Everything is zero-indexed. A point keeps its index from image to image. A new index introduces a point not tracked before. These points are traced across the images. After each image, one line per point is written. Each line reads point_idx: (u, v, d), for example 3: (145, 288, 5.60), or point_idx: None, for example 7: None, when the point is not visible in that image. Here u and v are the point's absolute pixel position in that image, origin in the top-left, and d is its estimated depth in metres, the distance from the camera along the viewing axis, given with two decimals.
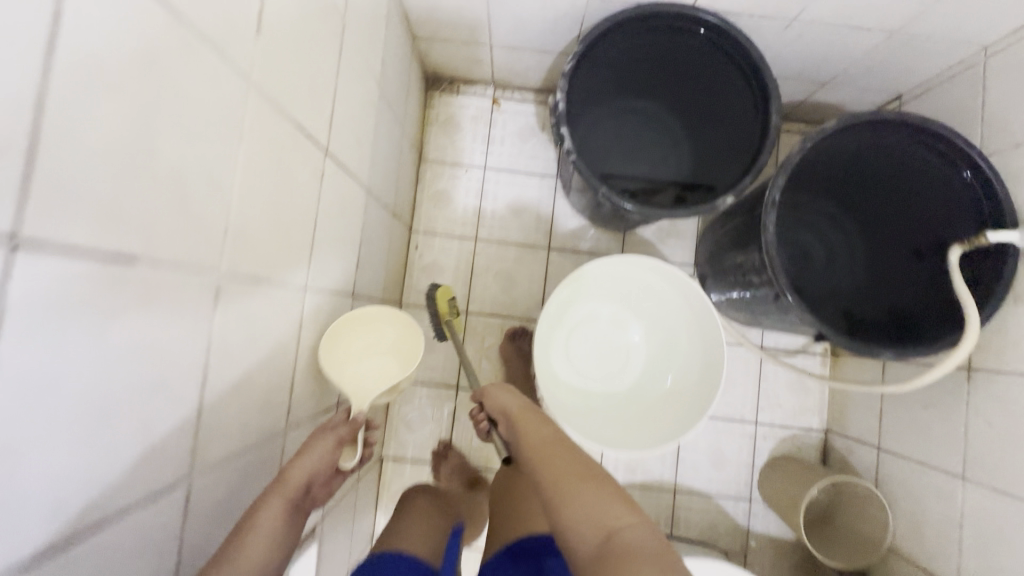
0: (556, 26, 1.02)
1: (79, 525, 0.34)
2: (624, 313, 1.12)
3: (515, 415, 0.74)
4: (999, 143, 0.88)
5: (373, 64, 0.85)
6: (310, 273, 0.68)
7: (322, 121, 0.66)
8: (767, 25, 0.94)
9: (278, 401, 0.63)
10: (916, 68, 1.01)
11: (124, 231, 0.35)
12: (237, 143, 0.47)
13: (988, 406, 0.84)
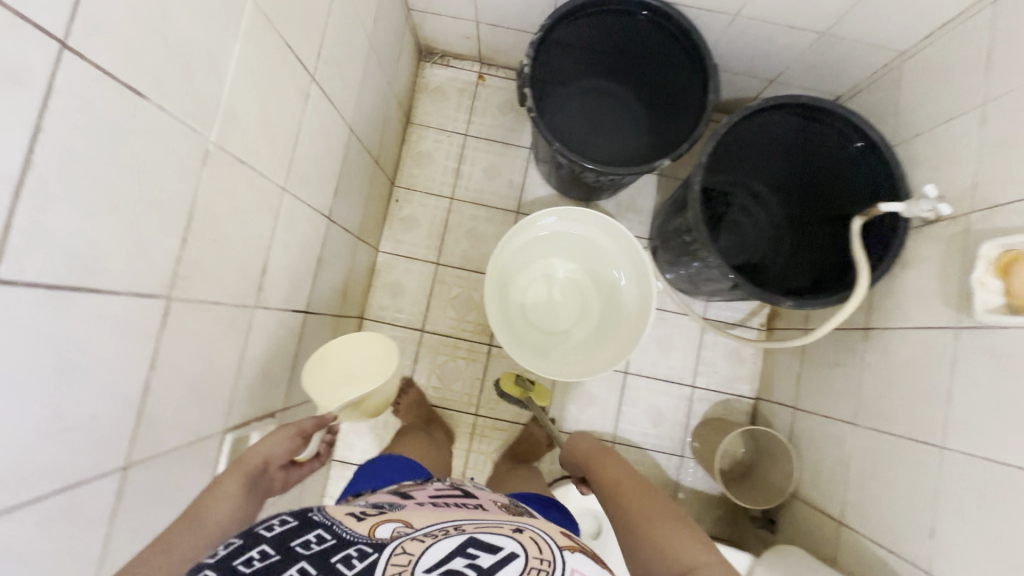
0: (533, 6, 1.15)
1: (83, 282, 0.45)
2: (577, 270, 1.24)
3: (590, 457, 0.83)
4: (904, 134, 1.00)
5: (365, 18, 0.98)
6: (289, 177, 0.79)
7: (311, 49, 0.78)
8: (714, 17, 1.07)
9: (251, 277, 0.74)
10: (848, 70, 1.14)
11: (139, 71, 0.47)
12: (233, 40, 0.59)
13: (875, 359, 0.95)
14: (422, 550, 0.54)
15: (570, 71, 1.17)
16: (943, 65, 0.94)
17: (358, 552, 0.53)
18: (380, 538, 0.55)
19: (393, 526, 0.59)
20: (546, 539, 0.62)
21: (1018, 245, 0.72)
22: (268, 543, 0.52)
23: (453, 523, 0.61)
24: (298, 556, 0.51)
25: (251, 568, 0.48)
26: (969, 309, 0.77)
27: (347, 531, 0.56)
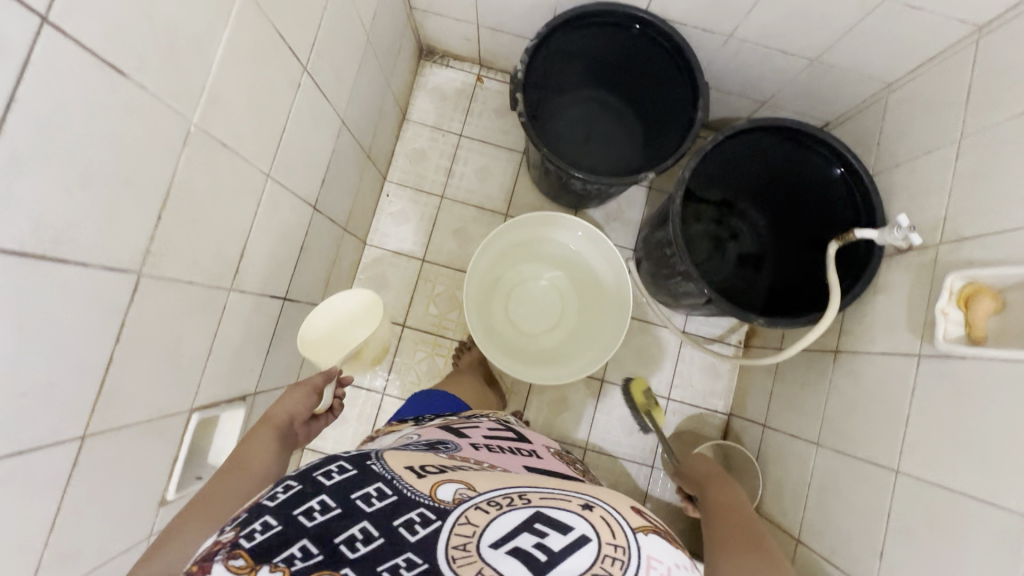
0: (532, 13, 1.17)
1: (49, 251, 0.46)
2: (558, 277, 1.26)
3: (708, 472, 0.90)
4: (885, 164, 1.02)
5: (364, 13, 0.99)
6: (274, 163, 0.80)
7: (304, 39, 0.79)
8: (708, 37, 1.09)
9: (228, 260, 0.75)
10: (837, 97, 1.16)
11: (122, 49, 0.48)
12: (222, 25, 0.61)
13: (843, 381, 0.97)
14: (487, 522, 0.53)
15: (565, 81, 1.19)
16: (926, 99, 0.96)
17: (422, 516, 0.53)
18: (443, 503, 0.54)
19: (455, 487, 0.57)
20: (619, 520, 0.57)
21: (980, 278, 0.73)
22: (328, 495, 0.54)
23: (518, 491, 0.58)
24: (360, 514, 0.53)
25: (313, 522, 0.51)
26: (931, 338, 0.79)
27: (409, 489, 0.56)
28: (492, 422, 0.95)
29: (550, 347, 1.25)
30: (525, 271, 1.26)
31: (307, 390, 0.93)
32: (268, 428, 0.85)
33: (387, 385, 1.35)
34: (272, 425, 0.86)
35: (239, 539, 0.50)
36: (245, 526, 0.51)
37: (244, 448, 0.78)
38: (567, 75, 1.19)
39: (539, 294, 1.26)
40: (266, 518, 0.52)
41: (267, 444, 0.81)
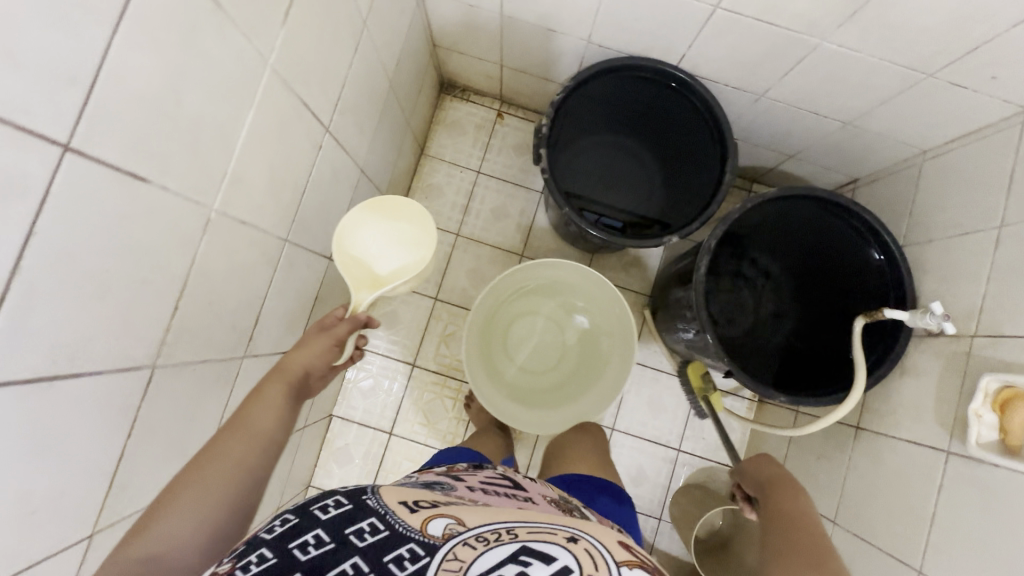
0: (558, 60, 1.14)
1: (61, 369, 0.44)
2: (559, 316, 1.24)
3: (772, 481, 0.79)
4: (916, 236, 0.99)
5: (388, 63, 0.97)
6: (292, 227, 0.79)
7: (327, 102, 0.77)
8: (737, 95, 1.06)
9: (243, 329, 0.74)
10: (867, 157, 1.13)
11: (144, 157, 0.46)
12: (247, 109, 0.59)
13: (863, 461, 0.94)
14: (474, 557, 0.51)
15: (592, 129, 1.15)
16: (964, 175, 0.93)
17: (411, 552, 0.51)
18: (432, 538, 0.52)
19: (446, 522, 0.55)
20: (603, 552, 0.55)
21: (1018, 384, 0.71)
22: (324, 529, 0.53)
23: (507, 525, 0.56)
24: (354, 550, 0.51)
25: (307, 556, 0.49)
26: (963, 437, 0.76)
27: (401, 523, 0.54)
28: (489, 473, 0.83)
29: (545, 387, 1.22)
30: (538, 310, 1.23)
31: (327, 341, 0.75)
32: (280, 382, 0.69)
33: (394, 424, 1.33)
34: (286, 379, 0.70)
35: (236, 570, 0.47)
36: (241, 557, 0.49)
37: (248, 419, 0.63)
38: (594, 123, 1.15)
39: (536, 330, 1.24)
40: (263, 550, 0.49)
41: (276, 409, 0.66)
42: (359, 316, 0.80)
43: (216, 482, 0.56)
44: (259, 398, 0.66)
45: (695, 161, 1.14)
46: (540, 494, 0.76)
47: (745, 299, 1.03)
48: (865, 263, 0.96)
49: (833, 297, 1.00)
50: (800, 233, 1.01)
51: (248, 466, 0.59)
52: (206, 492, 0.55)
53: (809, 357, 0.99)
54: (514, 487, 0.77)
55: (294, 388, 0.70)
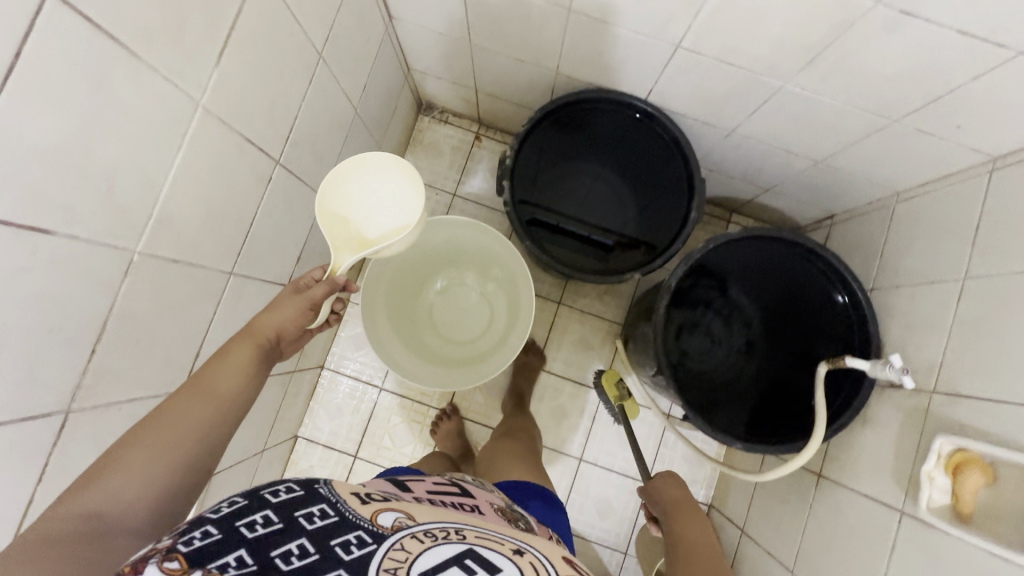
0: (530, 88, 1.13)
1: None
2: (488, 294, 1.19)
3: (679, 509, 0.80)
4: (885, 281, 0.97)
5: (352, 90, 0.97)
6: (238, 259, 0.78)
7: (277, 135, 0.77)
8: (708, 129, 1.05)
9: (181, 363, 0.73)
10: (842, 195, 1.11)
11: (48, 209, 0.45)
12: (175, 151, 0.58)
13: (823, 511, 0.92)
14: (421, 550, 0.49)
15: (569, 157, 1.13)
16: (932, 221, 0.91)
17: (359, 539, 0.48)
18: (381, 529, 0.50)
19: (394, 515, 0.53)
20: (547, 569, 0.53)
21: (970, 447, 0.68)
22: (272, 510, 0.48)
23: (455, 527, 0.54)
24: (300, 531, 0.47)
25: (255, 534, 0.45)
26: (916, 498, 0.74)
27: (351, 511, 0.51)
28: (438, 478, 0.77)
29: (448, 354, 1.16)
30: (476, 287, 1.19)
31: (302, 303, 0.68)
32: (247, 345, 0.64)
33: (359, 447, 1.32)
34: (253, 344, 0.64)
35: (176, 546, 0.43)
36: (184, 533, 0.44)
37: (209, 385, 0.58)
38: (571, 151, 1.13)
39: (463, 303, 1.20)
40: (207, 526, 0.45)
41: (244, 371, 0.62)
42: (337, 280, 0.72)
43: (170, 441, 0.52)
44: (224, 360, 0.61)
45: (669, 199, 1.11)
46: (488, 498, 0.73)
47: (710, 339, 1.00)
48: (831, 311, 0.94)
49: (802, 345, 0.96)
50: (771, 277, 0.99)
51: (202, 432, 0.55)
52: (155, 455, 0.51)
53: (772, 404, 0.95)
54: (461, 495, 0.71)
55: (262, 351, 0.65)
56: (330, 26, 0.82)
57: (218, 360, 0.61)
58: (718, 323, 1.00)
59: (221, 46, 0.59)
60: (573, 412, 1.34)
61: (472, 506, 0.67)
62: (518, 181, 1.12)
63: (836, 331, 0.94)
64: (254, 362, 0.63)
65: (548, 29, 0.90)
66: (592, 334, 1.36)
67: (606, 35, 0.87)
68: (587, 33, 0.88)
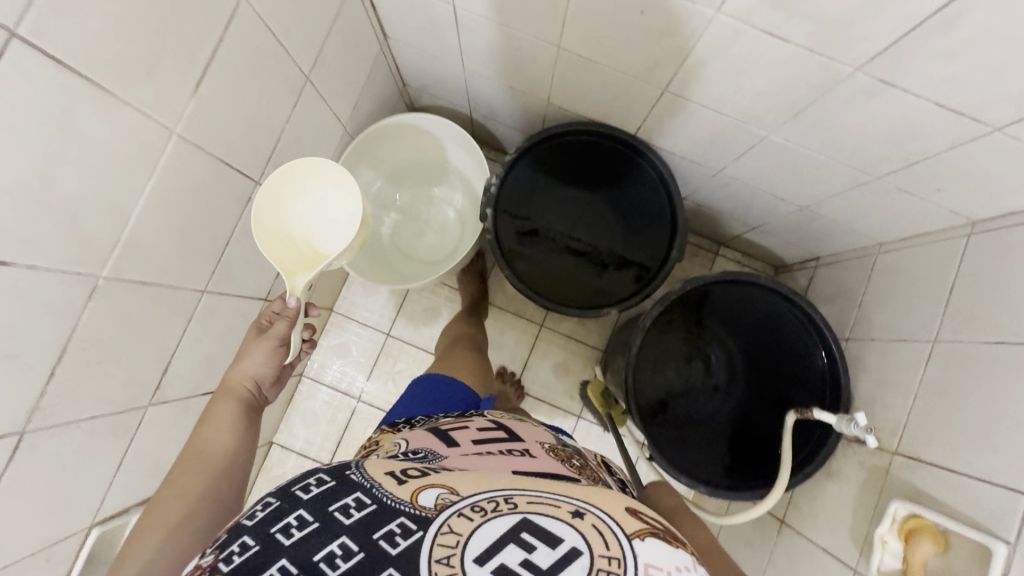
0: (522, 114, 1.14)
1: None
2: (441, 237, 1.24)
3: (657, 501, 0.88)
4: (861, 332, 0.97)
5: (342, 109, 0.97)
6: (212, 276, 0.78)
7: (257, 157, 0.77)
8: (696, 169, 1.05)
9: (147, 379, 0.73)
10: (826, 240, 1.11)
11: (6, 243, 0.46)
12: (147, 179, 0.59)
13: (782, 559, 0.92)
14: (471, 531, 0.39)
15: (564, 181, 1.10)
16: (908, 278, 0.91)
17: (403, 527, 0.40)
18: (425, 512, 0.41)
19: (437, 492, 0.43)
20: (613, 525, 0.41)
21: (924, 515, 0.68)
22: (307, 509, 0.42)
23: (504, 491, 0.43)
24: (339, 529, 0.40)
25: (292, 540, 0.39)
26: (869, 559, 0.75)
27: (390, 495, 0.43)
28: (485, 422, 0.67)
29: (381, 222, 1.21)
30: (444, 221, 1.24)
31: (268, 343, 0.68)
32: (228, 402, 0.65)
33: (333, 457, 1.32)
34: (233, 400, 0.65)
35: (217, 564, 0.39)
36: (223, 547, 0.40)
37: (197, 451, 0.60)
38: (566, 173, 1.09)
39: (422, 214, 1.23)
40: (243, 538, 0.40)
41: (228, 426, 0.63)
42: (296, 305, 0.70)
43: (181, 523, 0.53)
44: (206, 420, 0.63)
45: (654, 238, 1.08)
46: (536, 442, 0.62)
47: (685, 381, 1.00)
48: (804, 361, 0.95)
49: (776, 396, 0.96)
50: (750, 324, 0.99)
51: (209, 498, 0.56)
52: (175, 539, 0.52)
53: (742, 452, 0.95)
54: (511, 439, 0.62)
55: (245, 405, 0.66)
56: (319, 49, 0.82)
57: (201, 425, 0.63)
58: (694, 368, 1.00)
59: (199, 78, 0.60)
60: None
61: (522, 456, 0.56)
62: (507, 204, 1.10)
63: (808, 384, 0.94)
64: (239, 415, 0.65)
65: (538, 62, 0.90)
66: (572, 358, 1.36)
67: (595, 74, 0.87)
68: (577, 70, 0.88)
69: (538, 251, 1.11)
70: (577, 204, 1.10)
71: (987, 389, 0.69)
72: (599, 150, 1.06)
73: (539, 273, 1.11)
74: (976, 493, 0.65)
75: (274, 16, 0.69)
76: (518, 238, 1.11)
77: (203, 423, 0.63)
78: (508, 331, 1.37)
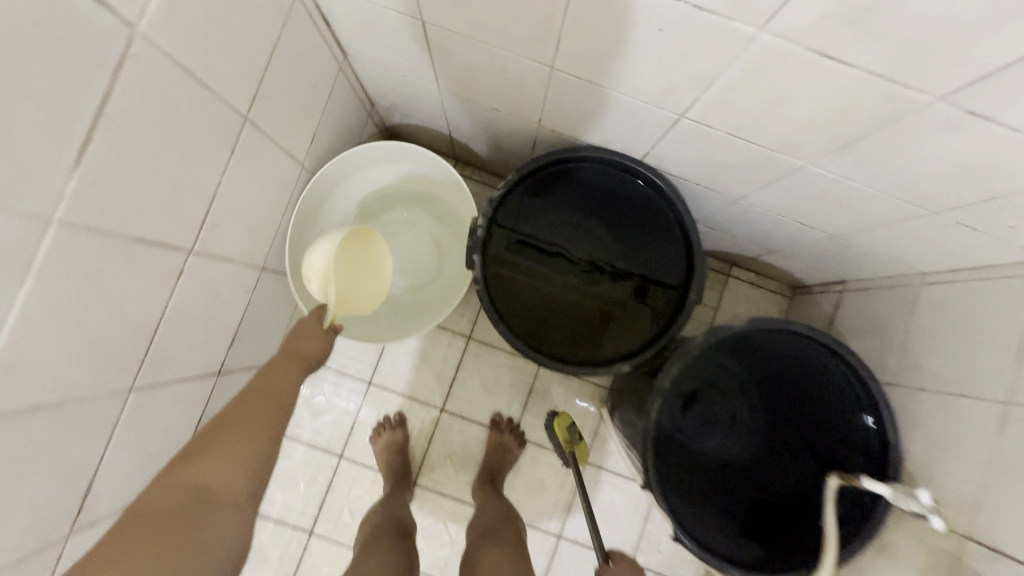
0: (508, 137, 0.99)
1: None
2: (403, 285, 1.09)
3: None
4: (906, 378, 0.85)
5: (296, 145, 0.82)
6: (140, 370, 0.64)
7: (186, 222, 0.62)
8: (712, 195, 0.91)
9: (61, 508, 0.59)
10: (856, 267, 0.99)
11: None
12: (14, 286, 0.44)
13: None
14: None
15: (573, 205, 0.94)
16: (961, 320, 0.79)
17: None
18: None
19: None
20: None
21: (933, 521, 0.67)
22: None
23: None
24: None
25: None
26: None
27: None
28: None
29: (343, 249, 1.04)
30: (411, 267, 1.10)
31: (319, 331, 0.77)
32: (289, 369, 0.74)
33: (315, 522, 1.18)
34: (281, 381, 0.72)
35: None
36: None
37: (251, 415, 0.68)
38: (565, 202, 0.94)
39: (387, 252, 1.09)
40: None
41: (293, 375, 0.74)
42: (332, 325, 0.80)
43: None
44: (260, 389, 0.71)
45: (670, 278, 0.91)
46: None
47: (703, 430, 0.86)
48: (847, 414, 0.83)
49: (806, 450, 0.85)
50: (776, 368, 0.87)
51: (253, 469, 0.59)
52: None
53: (771, 514, 0.84)
54: None
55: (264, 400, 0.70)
56: (259, 82, 0.67)
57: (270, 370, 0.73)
58: (711, 413, 0.87)
59: (82, 145, 0.45)
60: (553, 485, 1.22)
61: None
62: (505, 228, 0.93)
63: (847, 440, 0.82)
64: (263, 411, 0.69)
65: (527, 84, 0.76)
66: (577, 398, 1.24)
67: (598, 97, 0.73)
68: (572, 94, 0.74)
69: (533, 295, 0.93)
70: (578, 240, 0.94)
71: None
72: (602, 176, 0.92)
73: (535, 319, 0.92)
74: None
75: (188, 51, 0.53)
76: (510, 278, 0.93)
77: (262, 391, 0.71)
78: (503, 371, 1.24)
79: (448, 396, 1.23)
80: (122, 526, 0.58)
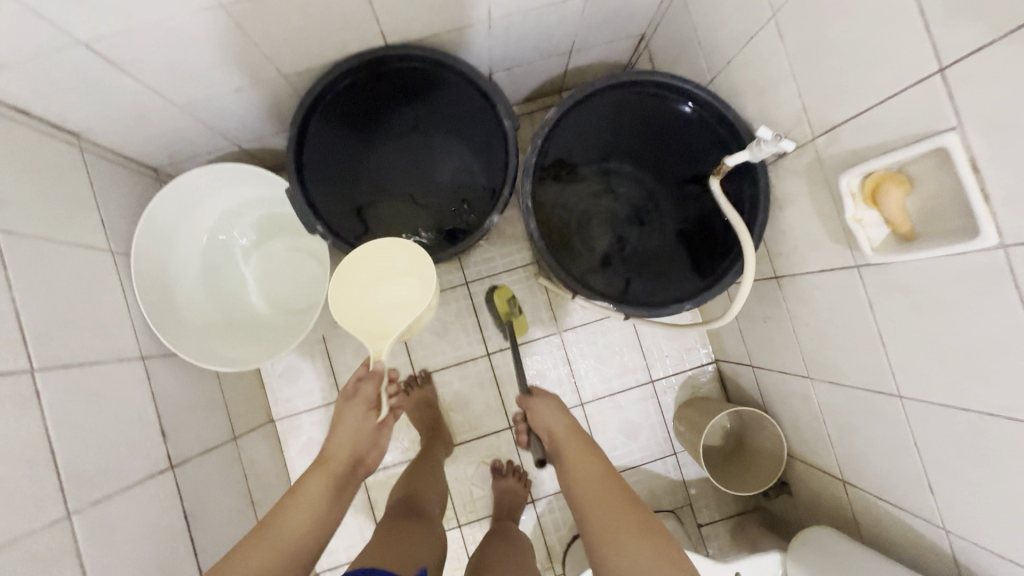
0: (279, 109, 0.97)
1: None
2: (287, 292, 1.10)
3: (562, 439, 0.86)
4: (716, 64, 0.89)
5: (86, 237, 0.81)
6: (69, 494, 0.64)
7: (12, 349, 0.63)
8: (468, 32, 0.91)
9: None
10: (633, 10, 1.00)
11: None
12: None
13: (798, 306, 0.87)
14: None
15: (378, 104, 0.93)
16: None
17: None
18: None
19: None
20: None
21: (875, 169, 0.62)
22: None
23: None
24: None
25: None
26: (857, 246, 0.68)
27: None
28: None
29: (214, 287, 1.05)
30: (293, 270, 1.11)
31: (360, 406, 0.83)
32: (321, 477, 0.79)
33: None
34: (327, 473, 0.79)
35: None
36: None
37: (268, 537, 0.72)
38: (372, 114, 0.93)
39: (260, 273, 1.10)
40: None
41: (313, 502, 0.76)
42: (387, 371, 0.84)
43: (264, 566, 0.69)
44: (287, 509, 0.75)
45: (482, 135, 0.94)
46: None
47: (618, 227, 0.91)
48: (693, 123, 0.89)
49: (679, 158, 0.91)
50: (614, 122, 0.91)
51: (293, 551, 0.72)
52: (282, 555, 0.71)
53: (694, 235, 0.90)
54: None
55: (338, 477, 0.80)
56: None
57: (298, 488, 0.78)
58: (616, 203, 0.92)
59: None
60: (546, 367, 1.25)
61: None
62: (316, 184, 0.91)
63: (701, 124, 0.88)
64: (327, 486, 0.78)
65: (228, 42, 0.76)
66: (516, 287, 1.26)
67: (288, 9, 0.73)
68: (263, 22, 0.74)
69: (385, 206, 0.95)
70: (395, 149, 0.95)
71: (829, 19, 0.63)
72: (376, 85, 0.91)
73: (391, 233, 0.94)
74: (899, 106, 0.57)
75: None
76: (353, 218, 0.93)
77: (266, 548, 0.71)
78: (443, 310, 1.25)
79: (414, 362, 1.24)
80: (238, 551, 0.70)
